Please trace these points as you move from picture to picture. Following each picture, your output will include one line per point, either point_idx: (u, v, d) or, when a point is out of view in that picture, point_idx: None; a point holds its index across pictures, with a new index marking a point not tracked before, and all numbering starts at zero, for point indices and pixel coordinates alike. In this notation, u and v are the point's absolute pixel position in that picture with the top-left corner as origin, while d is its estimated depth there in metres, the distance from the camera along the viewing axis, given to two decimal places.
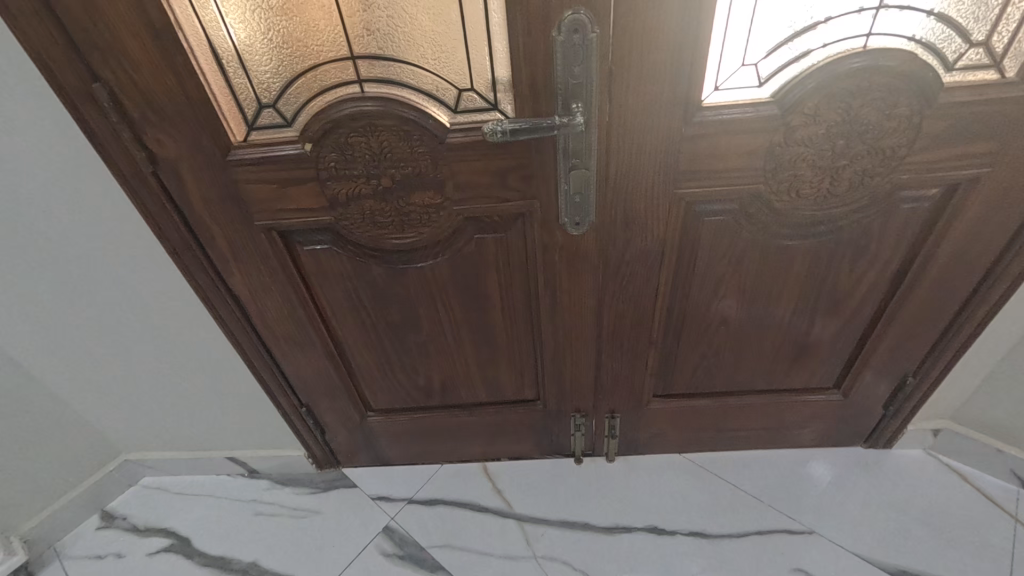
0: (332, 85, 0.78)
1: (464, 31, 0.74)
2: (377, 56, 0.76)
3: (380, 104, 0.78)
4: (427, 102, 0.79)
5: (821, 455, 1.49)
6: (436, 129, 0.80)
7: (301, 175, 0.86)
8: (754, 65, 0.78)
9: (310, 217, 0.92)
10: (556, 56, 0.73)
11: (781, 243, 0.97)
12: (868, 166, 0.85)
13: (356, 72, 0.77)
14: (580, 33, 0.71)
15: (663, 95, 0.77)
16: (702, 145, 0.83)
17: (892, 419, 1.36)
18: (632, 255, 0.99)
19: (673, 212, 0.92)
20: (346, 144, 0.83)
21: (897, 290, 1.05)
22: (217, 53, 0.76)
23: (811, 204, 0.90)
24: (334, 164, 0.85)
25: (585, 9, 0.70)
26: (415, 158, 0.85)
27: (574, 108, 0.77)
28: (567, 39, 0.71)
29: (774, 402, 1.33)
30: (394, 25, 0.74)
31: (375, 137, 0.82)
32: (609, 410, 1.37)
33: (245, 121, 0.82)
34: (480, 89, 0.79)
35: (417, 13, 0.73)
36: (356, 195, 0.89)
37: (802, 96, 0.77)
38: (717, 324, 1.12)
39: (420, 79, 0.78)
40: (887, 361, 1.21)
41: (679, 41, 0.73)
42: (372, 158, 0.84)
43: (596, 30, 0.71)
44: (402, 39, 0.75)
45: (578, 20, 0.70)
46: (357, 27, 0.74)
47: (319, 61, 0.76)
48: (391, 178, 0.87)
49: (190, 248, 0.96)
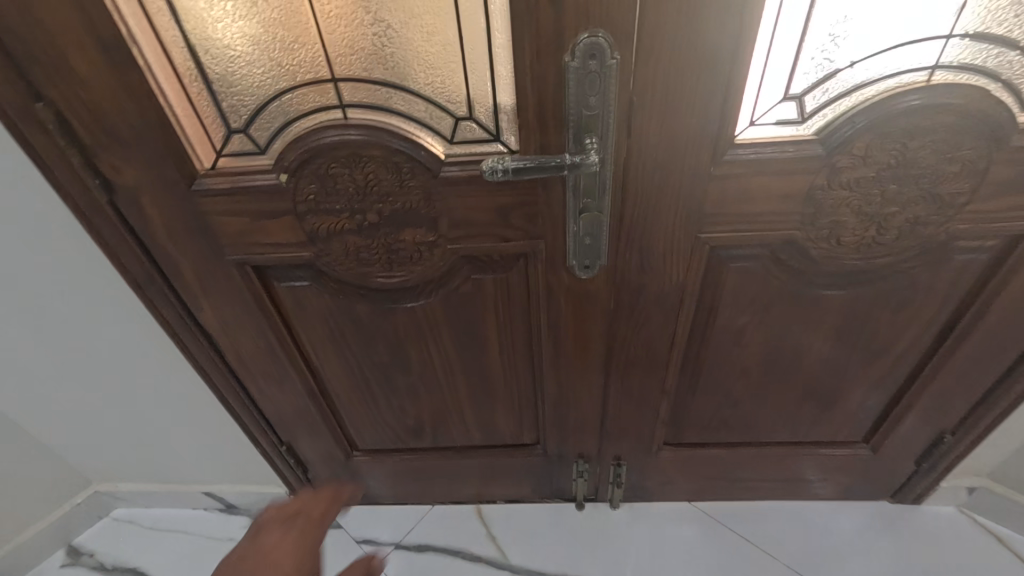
0: (311, 110, 0.68)
1: (463, 53, 0.63)
2: (362, 78, 0.66)
3: (365, 134, 0.68)
4: (420, 131, 0.69)
5: (844, 508, 1.37)
6: (429, 162, 0.70)
7: (276, 208, 0.76)
8: (798, 98, 0.66)
9: (288, 253, 0.82)
10: (568, 84, 0.62)
11: (814, 293, 0.86)
12: (920, 215, 0.75)
13: (338, 96, 0.67)
14: (597, 60, 0.60)
15: (691, 130, 0.67)
16: (733, 187, 0.72)
17: (923, 475, 1.24)
18: (648, 301, 0.89)
19: (696, 257, 0.81)
20: (327, 176, 0.73)
21: (942, 345, 0.94)
22: (178, 72, 0.66)
23: (853, 252, 0.80)
24: (314, 197, 0.75)
25: (605, 32, 0.59)
26: (405, 192, 0.74)
27: (588, 143, 0.66)
28: (581, 66, 0.61)
29: (795, 454, 1.22)
30: (383, 44, 0.64)
31: (360, 169, 0.72)
32: (614, 457, 1.26)
33: (212, 148, 0.72)
34: (481, 118, 0.68)
35: (409, 31, 0.63)
36: (339, 231, 0.79)
37: (851, 134, 0.66)
38: (738, 373, 1.02)
39: (411, 106, 0.68)
40: (923, 416, 1.10)
41: (713, 70, 0.62)
42: (355, 192, 0.74)
43: (615, 57, 0.61)
44: (391, 60, 0.65)
45: (596, 45, 0.60)
46: (339, 47, 0.64)
47: (296, 83, 0.66)
48: (378, 213, 0.77)
49: (156, 283, 0.86)
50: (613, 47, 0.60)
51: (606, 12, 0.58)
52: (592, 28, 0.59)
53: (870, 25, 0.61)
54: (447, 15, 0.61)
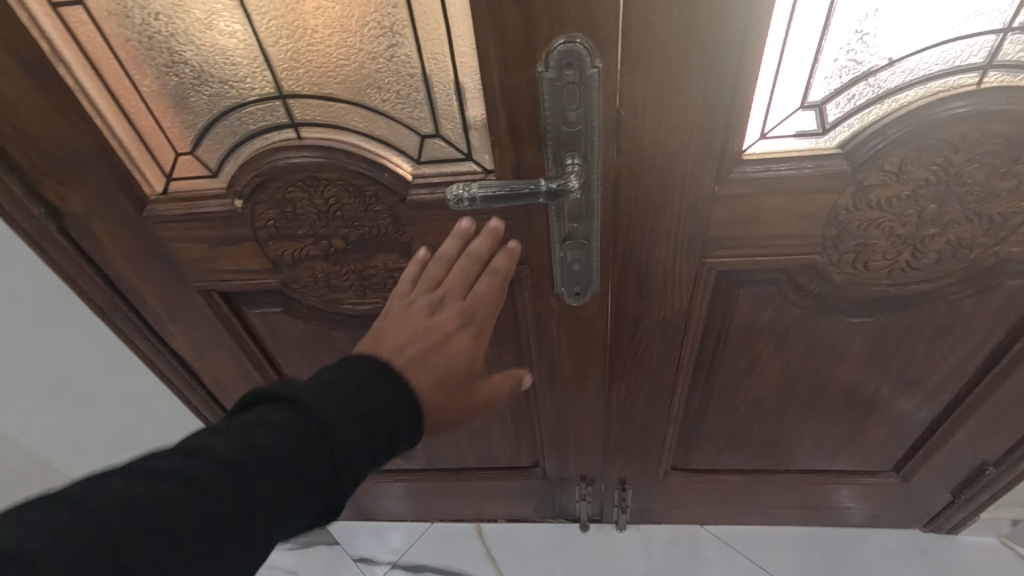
0: (262, 129, 0.61)
1: (423, 63, 0.55)
2: (313, 94, 0.58)
3: (323, 154, 0.62)
4: (383, 150, 0.62)
5: (870, 536, 1.27)
6: (395, 184, 0.63)
7: (235, 234, 0.70)
8: (818, 106, 0.56)
9: (253, 280, 0.76)
10: (544, 97, 0.54)
11: (838, 320, 0.77)
12: (965, 237, 0.64)
13: (290, 114, 0.60)
14: (574, 70, 0.52)
15: (691, 145, 0.58)
16: (741, 208, 0.63)
17: (961, 506, 1.13)
18: (648, 328, 0.80)
19: (700, 283, 0.72)
20: (286, 201, 0.66)
21: (987, 375, 0.83)
22: (113, 92, 0.59)
23: (883, 278, 0.69)
24: (274, 222, 0.68)
25: (584, 37, 0.51)
26: (371, 216, 0.67)
27: (568, 163, 0.57)
28: (556, 77, 0.53)
29: (816, 482, 1.12)
30: (332, 56, 0.56)
31: (320, 193, 0.65)
32: (619, 481, 1.18)
33: (162, 171, 0.66)
34: (450, 135, 0.60)
35: (360, 40, 0.54)
36: (305, 257, 0.72)
37: (882, 147, 0.56)
38: (751, 402, 0.92)
39: (370, 123, 0.60)
40: (963, 448, 0.99)
41: (714, 77, 0.53)
42: (318, 217, 0.68)
43: (597, 65, 0.52)
44: (343, 74, 0.57)
45: (573, 52, 0.51)
46: (284, 59, 0.56)
47: (241, 101, 0.59)
48: (344, 239, 0.70)
49: (120, 311, 0.81)
50: (595, 55, 0.51)
51: (584, 13, 0.49)
52: (568, 32, 0.50)
53: (909, 18, 0.50)
54: (401, 20, 0.53)
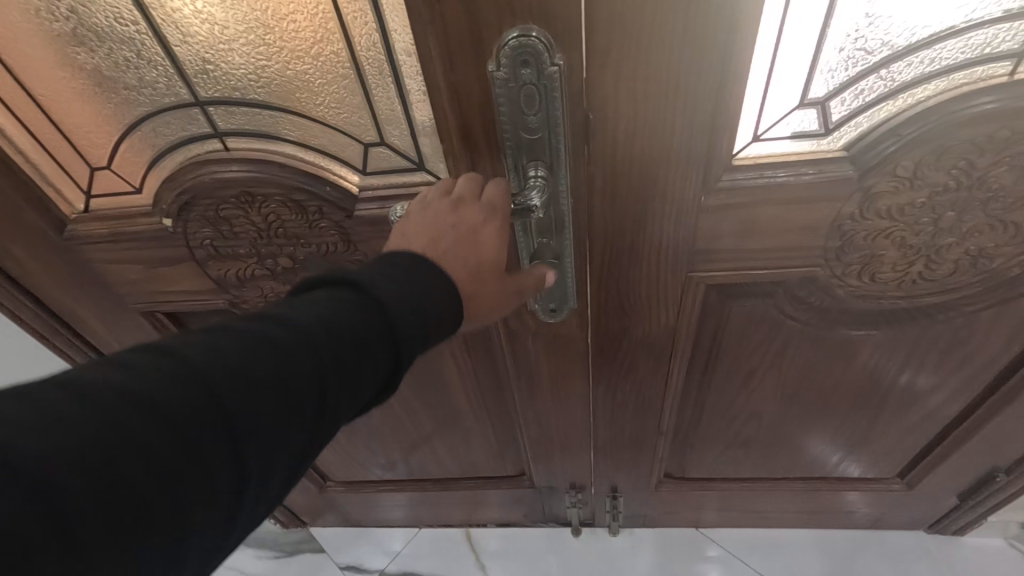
0: (181, 140, 0.54)
1: (356, 62, 0.47)
2: (234, 100, 0.50)
3: (254, 168, 0.54)
4: (321, 161, 0.54)
5: (872, 538, 1.23)
6: (338, 198, 0.56)
7: (170, 254, 0.63)
8: (822, 103, 0.47)
9: (198, 301, 0.69)
10: (498, 100, 0.46)
11: (840, 333, 0.70)
12: (986, 246, 0.56)
13: (211, 124, 0.52)
14: (531, 69, 0.44)
15: (672, 151, 0.50)
16: (732, 219, 0.55)
17: (967, 511, 1.08)
18: (634, 343, 0.73)
19: (688, 298, 0.65)
20: (220, 219, 0.60)
21: (1002, 386, 0.77)
22: (9, 104, 0.52)
23: (893, 290, 0.62)
24: (211, 240, 0.62)
25: (540, 29, 0.43)
26: (318, 234, 0.60)
27: (531, 175, 0.50)
28: (510, 77, 0.45)
29: (815, 489, 1.07)
30: (249, 55, 0.47)
31: (256, 209, 0.58)
32: (610, 489, 1.13)
33: (79, 189, 0.59)
34: (396, 143, 0.52)
35: (280, 36, 0.46)
36: (251, 277, 0.66)
37: (892, 151, 0.48)
38: (747, 413, 0.87)
39: (304, 131, 0.52)
40: (972, 456, 0.93)
41: (697, 74, 0.44)
42: (257, 236, 0.61)
43: (558, 62, 0.44)
44: (265, 76, 0.49)
45: (528, 48, 0.43)
46: (194, 62, 0.48)
47: (154, 110, 0.52)
48: (290, 258, 0.63)
49: (60, 335, 0.75)
50: (553, 50, 0.43)
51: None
52: (520, 25, 0.43)
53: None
54: (325, 13, 0.45)
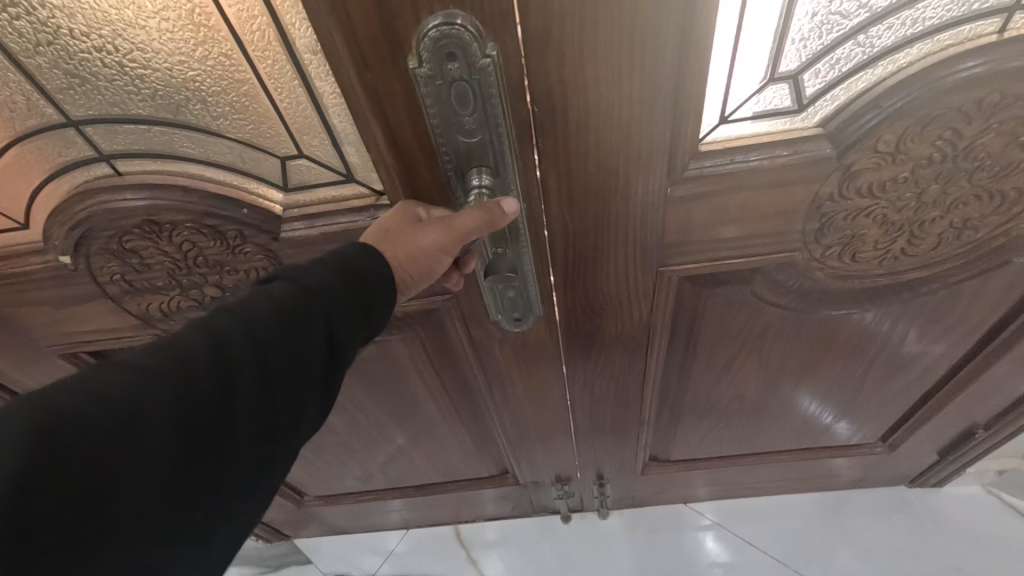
0: (64, 168, 0.48)
1: (254, 67, 0.40)
2: (115, 117, 0.44)
3: (153, 193, 0.49)
4: (234, 181, 0.48)
5: (858, 498, 1.24)
6: (260, 218, 0.51)
7: (80, 288, 0.60)
8: (796, 75, 0.41)
9: (119, 337, 0.67)
10: (427, 101, 0.40)
11: (821, 313, 0.66)
12: (971, 217, 0.53)
13: (95, 146, 0.46)
14: (458, 62, 0.37)
15: (629, 141, 0.44)
16: (702, 209, 0.50)
17: (948, 464, 1.09)
18: (607, 341, 0.69)
19: (660, 293, 0.61)
20: (126, 251, 0.55)
21: (984, 350, 0.75)
22: None
23: (875, 268, 0.58)
24: (121, 273, 0.58)
25: (465, 15, 0.36)
26: (241, 261, 0.56)
27: (475, 186, 0.44)
28: (437, 74, 0.38)
29: (800, 459, 1.07)
30: (120, 63, 0.41)
31: (164, 238, 0.54)
32: (597, 477, 1.11)
33: None
34: (318, 155, 0.46)
35: (155, 41, 0.39)
36: (174, 308, 0.63)
37: (872, 125, 0.43)
38: (729, 396, 0.84)
39: (208, 148, 0.46)
40: (951, 416, 0.93)
41: (650, 55, 0.38)
42: (172, 264, 0.57)
43: (493, 52, 0.37)
44: (146, 87, 0.42)
45: (451, 38, 0.36)
46: (54, 76, 0.41)
47: (25, 134, 0.46)
48: (215, 285, 0.60)
49: None
50: (484, 39, 0.37)
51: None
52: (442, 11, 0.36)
53: None
54: (204, 11, 0.38)
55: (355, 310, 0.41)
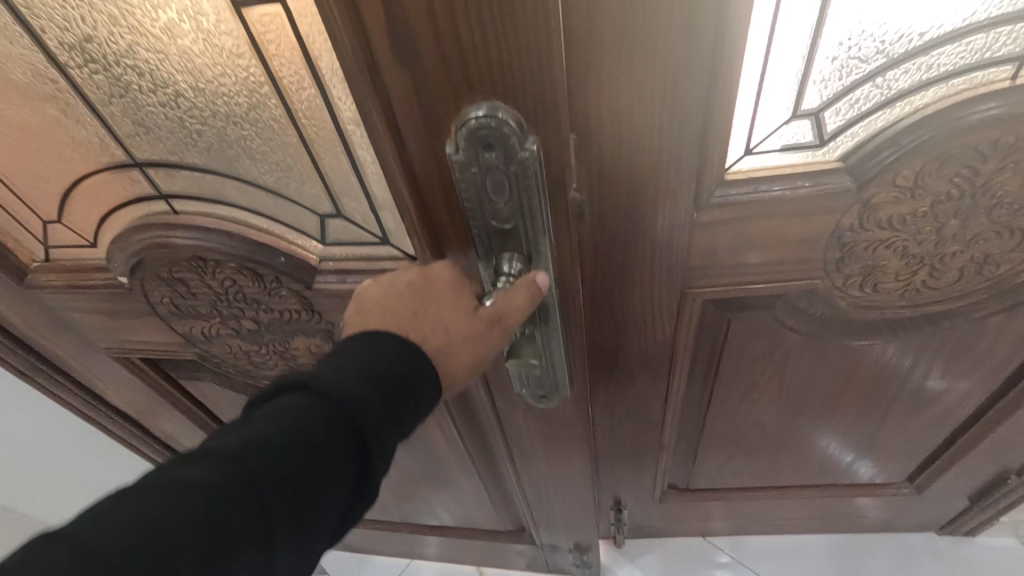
0: (128, 200, 0.56)
1: (298, 129, 0.46)
2: (173, 164, 0.51)
3: (197, 232, 0.55)
4: (277, 232, 0.55)
5: (885, 543, 1.20)
6: (296, 266, 0.57)
7: (135, 303, 0.67)
8: (817, 113, 0.45)
9: (163, 349, 0.75)
10: (461, 183, 0.43)
11: (843, 343, 0.68)
12: (992, 252, 0.54)
13: (154, 185, 0.53)
14: (495, 152, 0.41)
15: (659, 168, 0.48)
16: (726, 233, 0.53)
17: (980, 511, 1.06)
18: (630, 361, 0.72)
19: (684, 315, 0.63)
20: (178, 281, 0.63)
21: (1013, 389, 0.74)
22: None
23: (896, 299, 0.60)
24: (169, 297, 0.66)
25: (507, 110, 0.40)
26: (277, 299, 0.63)
27: (505, 272, 0.49)
28: (472, 161, 0.42)
29: (821, 496, 1.05)
30: (180, 120, 0.47)
31: (211, 275, 0.61)
32: (615, 502, 1.11)
33: (37, 240, 0.63)
34: (355, 215, 0.52)
35: (211, 103, 0.45)
36: (213, 332, 0.71)
37: (889, 160, 0.46)
38: (751, 424, 0.85)
39: (256, 200, 0.52)
40: (981, 460, 0.91)
41: (681, 92, 0.42)
42: (216, 297, 0.65)
43: (531, 146, 0.41)
44: (203, 143, 0.48)
45: (489, 130, 0.40)
46: (124, 124, 0.48)
47: (102, 166, 0.53)
48: (252, 317, 0.67)
49: (40, 372, 0.77)
50: (526, 135, 0.40)
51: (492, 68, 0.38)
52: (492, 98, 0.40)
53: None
54: (256, 81, 0.43)
55: (396, 385, 0.43)
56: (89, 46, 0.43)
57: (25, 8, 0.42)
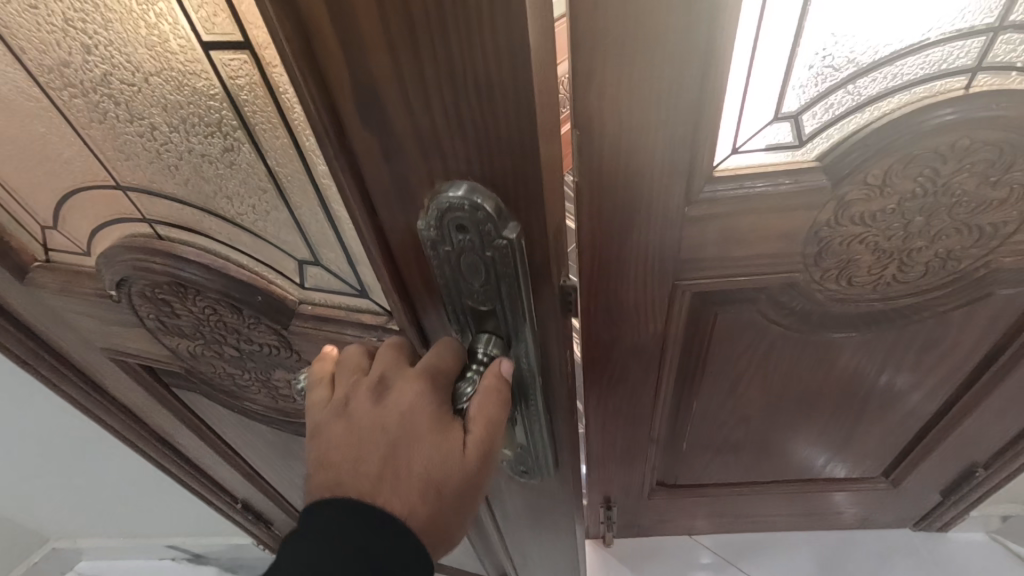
0: (120, 218, 0.58)
1: (271, 174, 0.48)
2: (156, 193, 0.53)
3: (174, 261, 0.58)
4: (261, 272, 0.58)
5: (864, 539, 1.25)
6: (271, 307, 0.60)
7: (122, 316, 0.69)
8: (794, 117, 0.50)
9: (149, 358, 0.77)
10: (433, 256, 0.45)
11: (822, 336, 0.72)
12: (954, 248, 0.59)
13: (140, 209, 0.56)
14: (468, 234, 0.42)
15: (654, 164, 0.52)
16: (714, 228, 0.57)
17: (952, 505, 1.11)
18: (622, 354, 0.75)
19: (675, 307, 0.67)
20: (162, 306, 0.66)
21: (978, 381, 0.80)
22: None
23: (870, 293, 0.65)
24: (154, 315, 0.68)
25: (488, 198, 0.40)
26: (255, 333, 0.66)
27: (480, 352, 0.51)
28: (444, 240, 0.43)
29: (802, 491, 1.10)
30: (152, 150, 0.49)
31: (193, 304, 0.64)
32: (604, 500, 1.13)
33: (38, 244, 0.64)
34: (332, 264, 0.55)
35: (187, 141, 0.47)
36: (194, 351, 0.74)
37: (859, 159, 0.51)
38: (736, 418, 0.89)
39: (239, 240, 0.55)
40: (951, 454, 0.97)
41: (675, 96, 0.47)
42: (198, 325, 0.68)
43: (509, 236, 0.41)
44: (178, 178, 0.51)
45: (462, 217, 0.41)
46: (107, 147, 0.51)
47: (99, 183, 0.55)
48: (231, 347, 0.70)
49: (44, 361, 0.77)
50: (504, 228, 0.41)
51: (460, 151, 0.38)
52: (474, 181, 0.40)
53: (912, 14, 0.43)
54: (229, 124, 0.44)
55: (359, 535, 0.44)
56: (68, 70, 0.45)
57: (6, 29, 0.43)
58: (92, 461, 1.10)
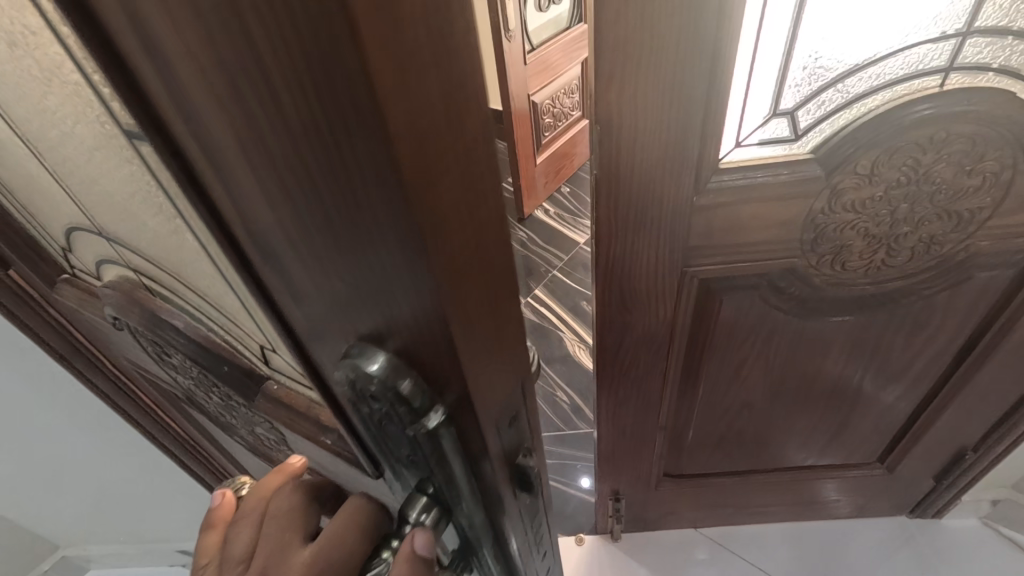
0: (115, 261, 0.55)
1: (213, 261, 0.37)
2: (133, 248, 0.50)
3: (151, 322, 0.53)
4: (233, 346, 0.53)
5: (862, 528, 1.29)
6: (238, 379, 0.53)
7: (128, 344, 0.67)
8: (789, 113, 0.57)
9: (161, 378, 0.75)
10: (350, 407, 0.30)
11: (819, 320, 0.77)
12: (936, 234, 0.65)
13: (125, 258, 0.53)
14: (382, 405, 0.27)
15: (666, 156, 0.57)
16: (720, 216, 0.63)
17: (944, 491, 1.16)
18: (634, 340, 0.79)
19: (684, 292, 0.72)
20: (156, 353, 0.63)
21: (964, 363, 0.85)
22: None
23: (862, 277, 0.70)
24: (154, 353, 0.63)
25: (412, 374, 0.25)
26: (233, 396, 0.57)
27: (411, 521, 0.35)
28: (357, 398, 0.28)
29: (803, 479, 1.14)
30: (117, 213, 0.45)
31: (178, 365, 0.60)
32: (612, 492, 1.17)
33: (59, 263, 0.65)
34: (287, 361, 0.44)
35: (140, 212, 0.41)
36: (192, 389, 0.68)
37: (849, 150, 0.57)
38: (739, 405, 0.94)
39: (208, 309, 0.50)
40: (942, 438, 1.02)
41: (686, 95, 0.52)
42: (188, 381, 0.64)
43: (435, 422, 0.27)
44: (144, 241, 0.46)
45: (369, 383, 0.26)
46: (87, 200, 0.48)
47: (89, 229, 0.54)
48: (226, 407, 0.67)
49: (80, 356, 0.80)
50: (425, 415, 0.26)
51: (379, 325, 0.24)
52: (395, 345, 0.24)
53: (891, 21, 0.51)
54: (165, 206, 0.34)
55: None
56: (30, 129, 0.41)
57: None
58: (106, 468, 1.11)
